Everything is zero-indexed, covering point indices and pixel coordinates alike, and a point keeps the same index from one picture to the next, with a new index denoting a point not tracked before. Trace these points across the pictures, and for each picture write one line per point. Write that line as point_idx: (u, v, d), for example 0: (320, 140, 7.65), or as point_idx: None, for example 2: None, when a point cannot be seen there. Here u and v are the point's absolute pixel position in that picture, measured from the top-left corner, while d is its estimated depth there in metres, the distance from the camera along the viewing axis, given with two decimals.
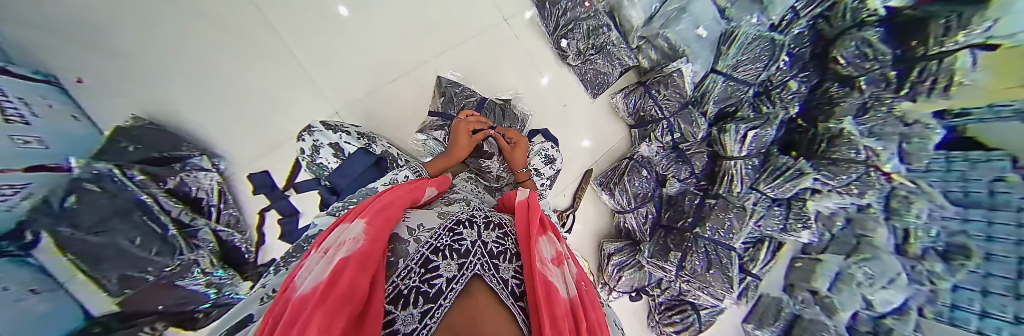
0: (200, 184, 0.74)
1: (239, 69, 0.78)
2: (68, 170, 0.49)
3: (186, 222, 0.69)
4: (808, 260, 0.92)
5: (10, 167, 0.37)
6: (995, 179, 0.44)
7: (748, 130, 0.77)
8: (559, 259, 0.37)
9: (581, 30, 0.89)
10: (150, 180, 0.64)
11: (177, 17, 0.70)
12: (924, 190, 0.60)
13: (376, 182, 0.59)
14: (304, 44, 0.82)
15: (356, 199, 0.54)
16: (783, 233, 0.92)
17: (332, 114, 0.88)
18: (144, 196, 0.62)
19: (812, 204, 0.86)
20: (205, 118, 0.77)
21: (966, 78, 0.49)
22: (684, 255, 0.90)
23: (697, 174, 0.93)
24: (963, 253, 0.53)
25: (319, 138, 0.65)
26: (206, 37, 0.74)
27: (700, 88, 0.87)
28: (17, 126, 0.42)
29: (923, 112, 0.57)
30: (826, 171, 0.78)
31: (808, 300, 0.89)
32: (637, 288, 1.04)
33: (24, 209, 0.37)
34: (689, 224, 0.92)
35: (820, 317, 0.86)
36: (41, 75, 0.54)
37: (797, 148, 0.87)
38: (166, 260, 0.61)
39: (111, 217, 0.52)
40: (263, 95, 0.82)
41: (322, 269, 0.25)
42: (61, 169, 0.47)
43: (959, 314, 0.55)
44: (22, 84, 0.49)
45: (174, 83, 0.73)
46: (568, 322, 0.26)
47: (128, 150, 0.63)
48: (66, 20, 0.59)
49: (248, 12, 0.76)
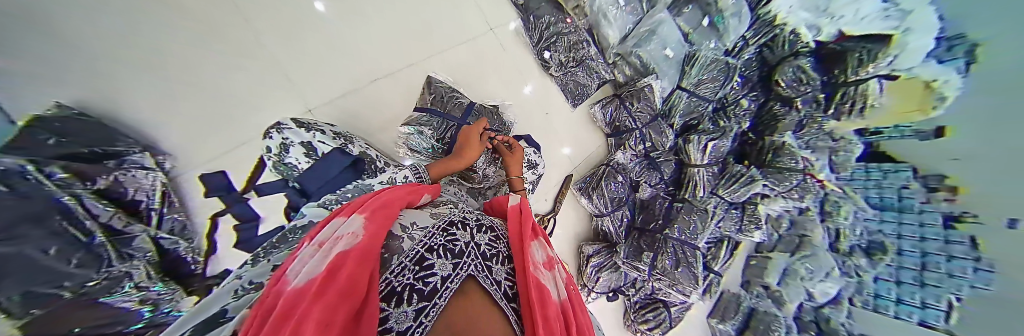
0: (139, 184, 0.63)
1: (206, 64, 0.70)
2: None
3: (118, 228, 0.59)
4: (761, 258, 0.98)
5: None
6: (904, 186, 0.68)
7: (709, 141, 0.87)
8: (550, 263, 0.38)
9: (562, 43, 0.95)
10: (76, 178, 0.54)
11: (150, 6, 0.63)
12: (850, 195, 0.79)
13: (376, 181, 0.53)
14: (283, 41, 0.76)
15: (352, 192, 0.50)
16: (740, 233, 0.94)
17: (305, 112, 0.80)
18: (65, 197, 0.51)
19: (764, 207, 0.91)
20: (167, 116, 0.68)
21: (877, 101, 0.69)
22: (656, 255, 0.96)
23: (666, 180, 1.00)
24: (881, 249, 0.74)
25: (289, 137, 0.61)
26: (183, 30, 0.67)
27: (668, 102, 0.95)
28: None
29: (846, 130, 0.77)
30: (773, 178, 0.86)
31: (762, 294, 0.96)
32: (614, 289, 1.07)
33: None
34: (660, 226, 0.99)
35: (772, 310, 0.95)
36: None
37: (747, 158, 0.94)
38: (89, 274, 0.53)
39: (18, 223, 0.44)
40: (231, 92, 0.73)
41: (318, 262, 0.24)
42: None
43: (880, 302, 0.74)
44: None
45: (143, 77, 0.64)
46: (559, 321, 0.26)
47: (48, 143, 0.52)
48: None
49: (225, 6, 0.70)
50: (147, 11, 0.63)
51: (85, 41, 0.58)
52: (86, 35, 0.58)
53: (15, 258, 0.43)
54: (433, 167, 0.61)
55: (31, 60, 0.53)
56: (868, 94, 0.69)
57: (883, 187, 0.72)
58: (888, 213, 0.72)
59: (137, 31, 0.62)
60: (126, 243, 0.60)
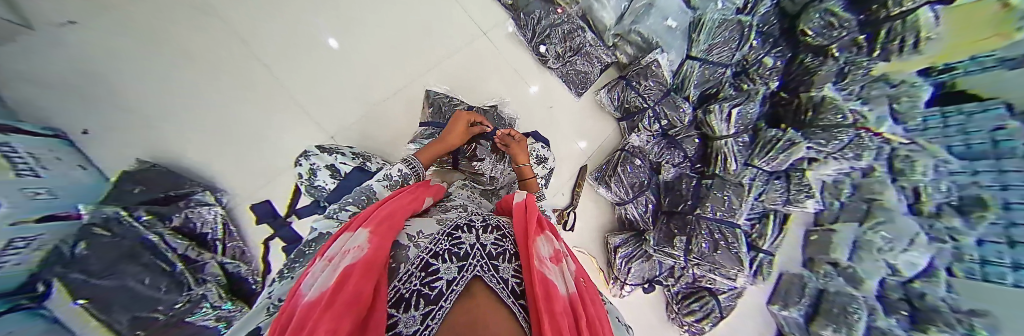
0: (204, 219, 0.73)
1: (229, 109, 0.81)
2: (77, 217, 0.58)
3: (192, 257, 0.68)
4: (822, 232, 0.87)
5: (26, 219, 0.46)
6: (996, 128, 0.41)
7: (732, 108, 0.77)
8: (558, 257, 0.36)
9: (557, 34, 0.94)
10: (156, 219, 0.66)
11: (181, 63, 0.78)
12: (923, 147, 0.55)
13: (372, 179, 0.55)
14: (292, 76, 0.85)
15: (354, 198, 0.52)
16: (788, 205, 0.81)
17: (327, 139, 0.88)
18: (150, 235, 0.64)
19: (812, 173, 0.77)
20: (209, 159, 0.80)
21: (933, 34, 0.51)
22: (689, 238, 0.83)
23: (690, 158, 0.92)
24: (980, 205, 0.47)
25: (315, 162, 0.67)
26: (214, 80, 0.80)
27: (678, 75, 0.89)
28: (29, 179, 0.50)
29: (909, 72, 0.56)
30: (818, 138, 0.71)
31: (831, 273, 0.82)
32: (649, 280, 0.99)
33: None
34: (688, 207, 0.88)
35: (846, 290, 0.78)
36: (45, 130, 0.65)
37: (783, 120, 0.83)
38: (174, 297, 0.63)
39: (116, 262, 0.57)
40: (253, 132, 0.83)
41: (327, 276, 0.26)
42: (71, 217, 0.57)
43: (991, 269, 0.47)
44: (38, 141, 0.60)
45: (183, 122, 0.78)
46: (569, 320, 0.24)
47: (134, 192, 0.66)
48: (74, 75, 0.71)
49: (240, 52, 0.81)
50: (168, 65, 0.77)
51: (128, 100, 0.75)
52: (132, 96, 0.75)
53: (121, 290, 0.55)
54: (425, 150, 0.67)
55: (94, 125, 0.73)
56: (920, 26, 0.52)
57: (969, 133, 0.46)
58: (978, 161, 0.45)
59: (166, 85, 0.77)
60: (199, 269, 0.69)
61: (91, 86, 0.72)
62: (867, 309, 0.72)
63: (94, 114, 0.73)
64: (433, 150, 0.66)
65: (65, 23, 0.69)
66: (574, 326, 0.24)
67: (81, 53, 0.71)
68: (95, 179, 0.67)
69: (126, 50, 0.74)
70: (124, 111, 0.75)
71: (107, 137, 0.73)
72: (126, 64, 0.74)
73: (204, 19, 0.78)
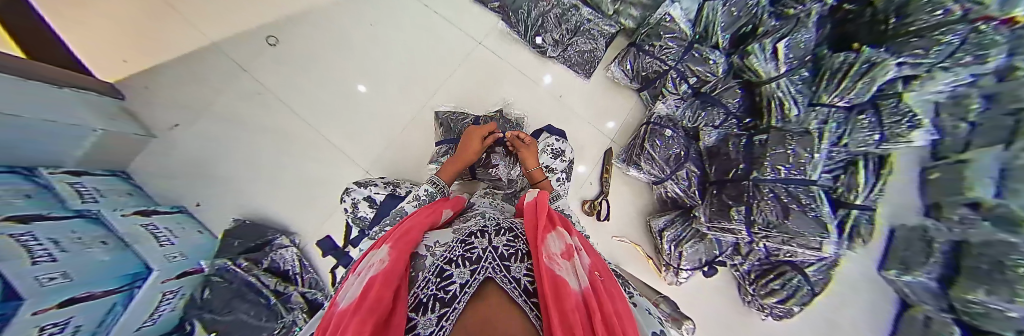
0: (285, 258, 0.88)
1: (286, 166, 0.97)
2: (200, 269, 0.79)
3: (281, 290, 0.83)
4: (946, 167, 0.67)
5: (169, 277, 0.66)
6: None
7: (777, 42, 0.63)
8: (571, 252, 0.32)
9: (551, 21, 0.91)
10: (252, 263, 0.83)
11: (251, 134, 0.96)
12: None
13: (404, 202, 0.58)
14: (327, 126, 0.98)
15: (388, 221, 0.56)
16: (887, 144, 0.62)
17: (363, 173, 0.99)
18: (250, 276, 0.80)
19: (914, 95, 0.58)
20: (279, 210, 0.96)
21: None
22: (749, 209, 0.68)
23: (735, 113, 0.78)
24: None
25: (355, 195, 0.75)
26: (275, 143, 0.97)
27: (699, 23, 0.77)
28: (167, 247, 0.70)
29: None
30: (913, 51, 0.51)
31: (971, 217, 0.58)
32: (709, 262, 0.87)
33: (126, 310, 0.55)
34: (741, 172, 0.72)
35: (996, 236, 0.52)
36: (173, 208, 0.89)
37: (856, 39, 0.62)
38: (273, 324, 0.78)
39: (231, 300, 0.78)
40: (307, 180, 0.97)
41: (356, 287, 0.27)
42: (197, 270, 0.77)
43: None
44: (167, 217, 0.83)
45: (259, 183, 0.96)
46: (581, 314, 0.20)
47: (234, 244, 0.86)
48: (184, 165, 0.94)
49: (289, 115, 0.97)
50: (243, 138, 0.96)
51: (222, 172, 0.95)
52: (222, 169, 0.95)
53: (236, 321, 0.76)
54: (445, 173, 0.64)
55: (204, 197, 0.94)
56: None
57: None
58: None
59: (245, 154, 0.96)
60: (286, 300, 0.82)
61: (195, 168, 0.94)
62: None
63: (200, 190, 0.94)
64: (452, 168, 0.64)
65: (171, 126, 0.93)
66: (587, 319, 0.20)
67: (186, 145, 0.94)
68: (209, 238, 0.89)
69: (212, 135, 0.95)
70: (217, 182, 0.95)
71: (212, 205, 0.94)
72: (216, 147, 0.95)
73: (259, 98, 0.96)
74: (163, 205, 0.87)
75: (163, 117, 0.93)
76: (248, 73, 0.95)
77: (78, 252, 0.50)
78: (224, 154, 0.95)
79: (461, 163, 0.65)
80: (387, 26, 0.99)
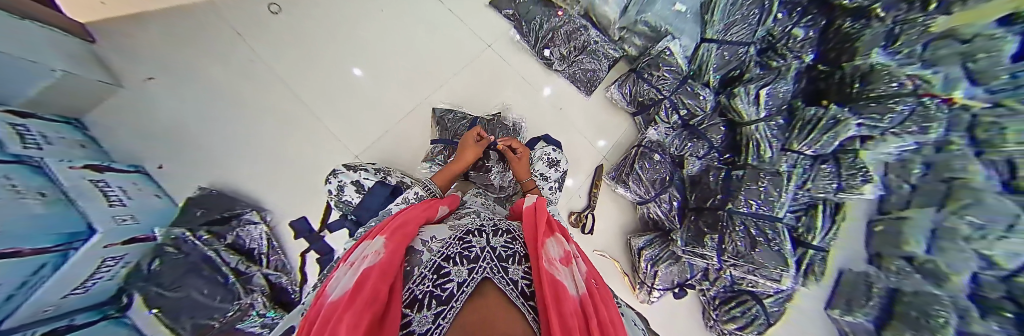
0: (252, 235, 0.83)
1: (269, 137, 0.92)
2: (153, 238, 0.71)
3: (242, 269, 0.78)
4: (890, 221, 0.73)
5: (114, 242, 0.60)
6: None
7: (760, 89, 0.70)
8: (569, 258, 0.33)
9: (560, 36, 0.95)
10: (214, 237, 0.77)
11: (234, 101, 0.90)
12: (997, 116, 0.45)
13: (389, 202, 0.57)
14: (320, 104, 0.94)
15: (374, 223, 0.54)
16: (843, 192, 0.67)
17: (353, 157, 0.96)
18: (210, 251, 0.74)
19: (868, 153, 0.64)
20: (253, 184, 0.90)
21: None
22: (722, 237, 0.74)
23: (716, 147, 0.84)
24: None
25: (342, 178, 0.72)
26: (259, 114, 0.91)
27: (695, 60, 0.83)
28: (117, 208, 0.64)
29: (983, 23, 0.42)
30: (870, 114, 0.59)
31: (905, 269, 0.65)
32: (680, 284, 0.92)
33: (54, 279, 0.48)
34: (718, 202, 0.78)
35: (924, 287, 0.60)
36: (130, 166, 0.81)
37: (826, 96, 0.69)
38: (230, 305, 0.75)
39: (184, 275, 0.72)
40: (289, 157, 0.92)
41: (349, 278, 0.26)
42: (148, 238, 0.70)
43: None
44: (121, 175, 0.75)
45: (235, 152, 0.90)
46: (579, 319, 0.21)
47: (196, 214, 0.79)
48: (153, 123, 0.86)
49: (279, 87, 0.92)
50: (224, 104, 0.90)
51: (196, 136, 0.89)
52: (195, 134, 0.89)
53: (185, 299, 0.71)
54: (441, 179, 0.64)
55: (171, 160, 0.87)
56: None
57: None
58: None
59: (225, 121, 0.90)
60: (247, 281, 0.78)
61: (165, 128, 0.87)
62: (954, 310, 0.53)
63: (169, 151, 0.87)
64: (450, 172, 0.65)
65: (145, 78, 0.86)
66: (584, 324, 0.20)
67: (159, 102, 0.87)
68: (168, 203, 0.82)
69: (190, 95, 0.88)
70: (188, 146, 0.88)
71: (179, 169, 0.87)
72: (193, 108, 0.88)
73: (250, 65, 0.91)
74: (120, 163, 0.80)
75: (139, 68, 0.85)
76: (244, 39, 0.91)
77: (11, 203, 0.43)
78: (202, 117, 0.89)
79: (459, 168, 0.66)
80: (397, 14, 0.98)
